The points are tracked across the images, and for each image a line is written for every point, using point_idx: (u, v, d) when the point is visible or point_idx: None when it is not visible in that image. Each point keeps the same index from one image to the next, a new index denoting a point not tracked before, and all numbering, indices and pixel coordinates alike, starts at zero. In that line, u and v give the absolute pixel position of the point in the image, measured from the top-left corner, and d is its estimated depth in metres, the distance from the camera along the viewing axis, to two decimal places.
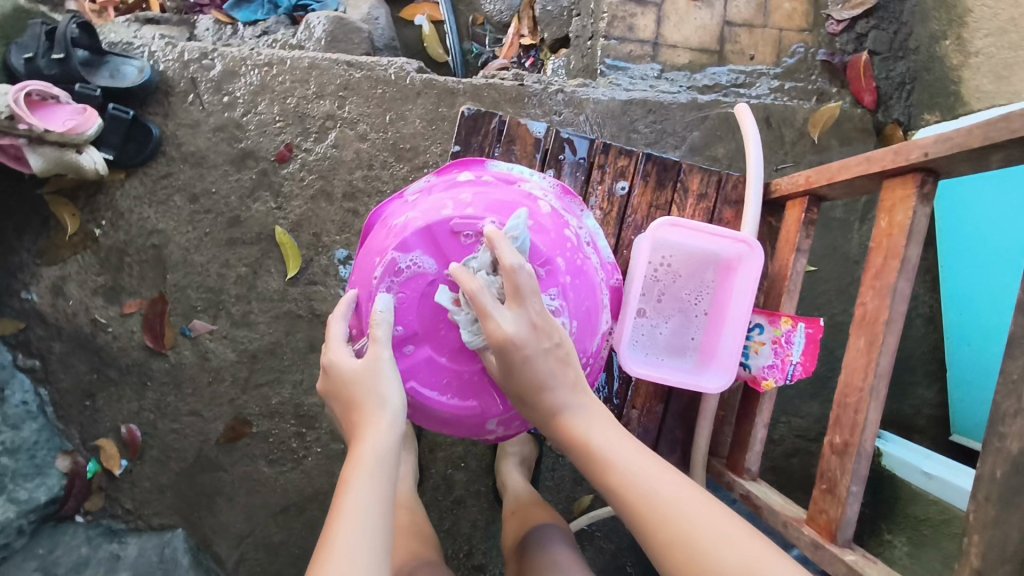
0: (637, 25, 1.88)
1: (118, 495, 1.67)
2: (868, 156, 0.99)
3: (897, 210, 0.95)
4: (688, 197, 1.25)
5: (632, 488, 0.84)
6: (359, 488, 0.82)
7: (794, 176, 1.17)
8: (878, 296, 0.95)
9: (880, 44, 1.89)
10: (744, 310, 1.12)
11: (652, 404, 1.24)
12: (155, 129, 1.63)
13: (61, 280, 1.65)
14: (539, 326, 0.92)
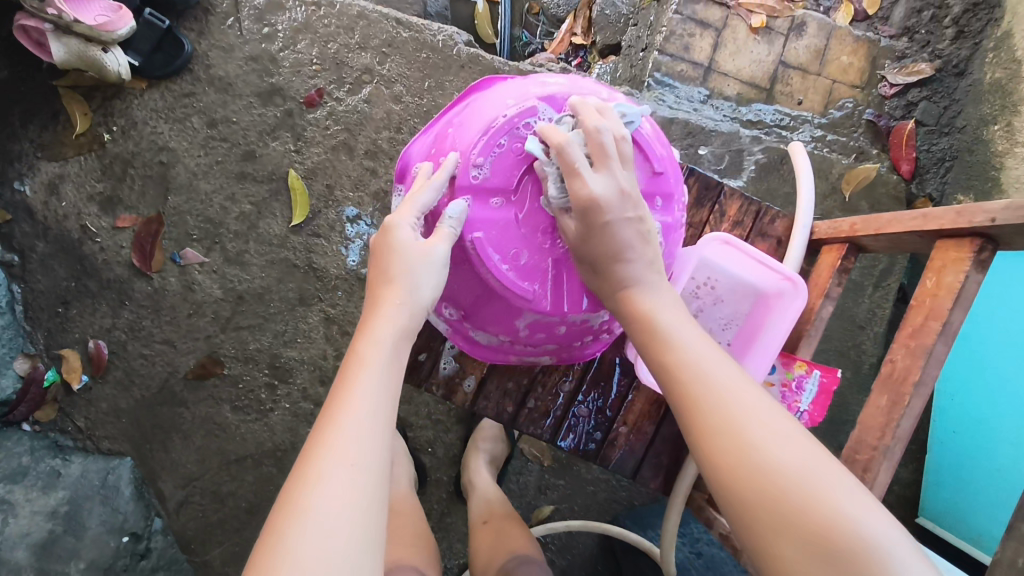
0: (693, 45, 1.84)
1: (71, 411, 1.61)
2: (924, 214, 0.95)
3: (946, 272, 0.91)
4: (723, 222, 1.14)
5: (690, 369, 0.81)
6: (364, 378, 0.79)
7: (835, 220, 1.12)
8: (909, 356, 0.91)
9: (928, 116, 1.88)
10: (772, 348, 1.03)
11: (643, 424, 1.15)
12: (188, 45, 1.56)
13: (58, 178, 1.58)
14: (626, 197, 0.87)
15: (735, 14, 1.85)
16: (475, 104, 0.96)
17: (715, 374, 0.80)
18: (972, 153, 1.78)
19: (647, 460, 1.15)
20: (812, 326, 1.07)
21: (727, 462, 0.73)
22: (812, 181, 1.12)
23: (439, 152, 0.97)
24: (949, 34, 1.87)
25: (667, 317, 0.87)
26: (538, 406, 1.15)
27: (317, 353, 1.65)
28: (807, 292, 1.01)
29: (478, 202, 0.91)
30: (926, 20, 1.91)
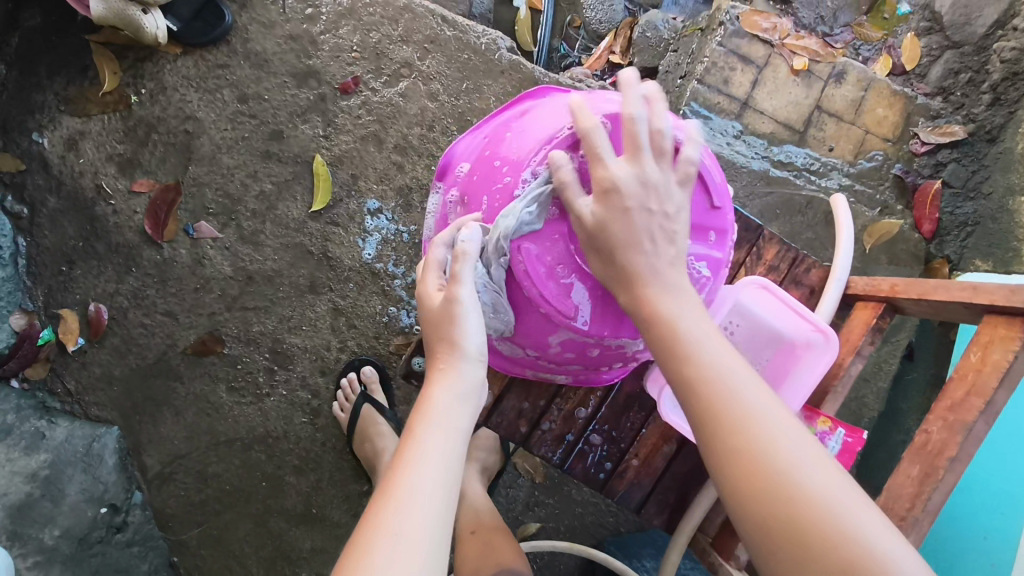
0: (732, 79, 1.84)
1: (63, 372, 1.57)
2: (975, 287, 0.96)
3: (992, 349, 0.91)
4: (759, 265, 1.16)
5: (715, 396, 0.75)
6: (424, 440, 0.81)
7: (872, 280, 1.14)
8: (946, 429, 0.91)
9: (956, 178, 1.88)
10: (796, 397, 1.02)
11: (654, 458, 1.16)
12: (228, 16, 1.54)
13: (79, 135, 1.55)
14: (653, 195, 0.80)
15: (778, 53, 1.85)
16: (536, 112, 0.93)
17: (745, 397, 0.75)
18: (995, 221, 1.80)
19: (654, 495, 1.16)
20: (840, 382, 1.07)
21: (754, 491, 0.70)
22: (853, 236, 1.12)
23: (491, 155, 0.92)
24: (985, 100, 1.84)
25: (688, 325, 0.79)
26: (552, 429, 1.16)
27: (321, 343, 1.62)
28: (836, 346, 1.01)
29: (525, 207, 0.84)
30: (963, 82, 1.90)
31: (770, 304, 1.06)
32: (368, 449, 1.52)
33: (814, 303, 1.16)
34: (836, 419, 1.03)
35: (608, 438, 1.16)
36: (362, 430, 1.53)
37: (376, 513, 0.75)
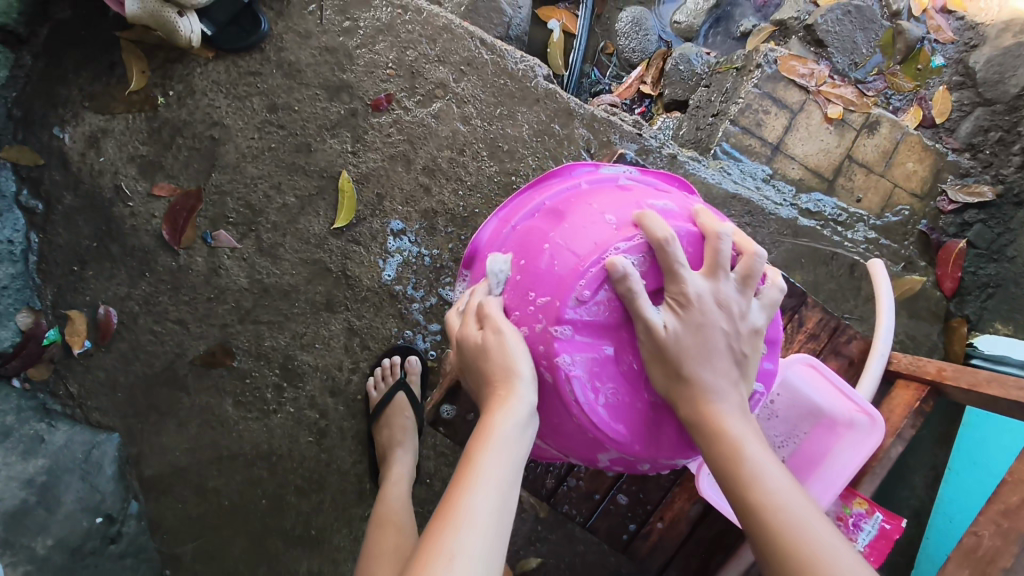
0: (766, 122, 1.82)
1: (66, 374, 1.52)
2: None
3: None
4: (800, 331, 1.23)
5: (778, 515, 0.79)
6: (482, 462, 0.79)
7: (917, 358, 1.23)
8: (1000, 536, 0.99)
9: (981, 240, 1.88)
10: (840, 476, 1.10)
11: (679, 522, 1.24)
12: (265, 24, 1.51)
13: (101, 133, 1.51)
14: (723, 311, 0.89)
15: (813, 99, 1.84)
16: (575, 216, 0.96)
17: (804, 519, 0.80)
18: (1018, 286, 1.79)
19: (679, 557, 1.25)
20: (879, 463, 1.15)
21: None
22: (895, 315, 1.21)
23: (530, 260, 0.96)
24: (1015, 161, 1.85)
25: (752, 448, 0.85)
26: (578, 486, 1.24)
27: (333, 362, 1.59)
28: (882, 430, 1.08)
29: (577, 332, 0.90)
30: (993, 141, 1.90)
31: (825, 386, 1.13)
32: (386, 437, 1.53)
33: (853, 373, 1.25)
34: (873, 501, 1.12)
35: (633, 499, 1.25)
36: (386, 420, 1.53)
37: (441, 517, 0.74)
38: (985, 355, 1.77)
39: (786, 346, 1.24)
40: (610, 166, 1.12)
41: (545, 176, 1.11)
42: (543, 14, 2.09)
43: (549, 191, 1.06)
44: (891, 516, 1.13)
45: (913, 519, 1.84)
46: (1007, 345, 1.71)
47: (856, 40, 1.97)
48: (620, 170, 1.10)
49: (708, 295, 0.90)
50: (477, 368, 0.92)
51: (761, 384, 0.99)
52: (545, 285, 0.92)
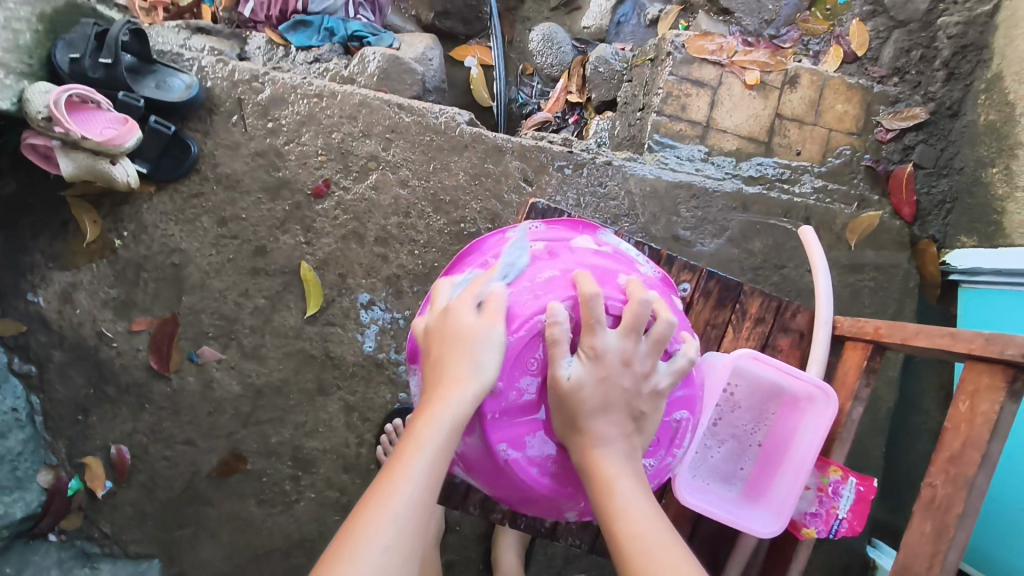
0: (690, 105, 1.87)
1: (97, 517, 1.60)
2: (953, 334, 1.08)
3: (979, 398, 1.03)
4: (745, 320, 1.32)
5: (635, 542, 0.86)
6: (413, 467, 0.84)
7: (858, 320, 1.29)
8: (951, 484, 1.02)
9: (926, 159, 1.90)
10: (807, 454, 1.19)
11: (679, 526, 1.31)
12: (194, 146, 1.58)
13: (71, 287, 1.58)
14: (612, 364, 0.96)
15: (729, 71, 1.88)
16: None
17: (658, 552, 0.84)
18: (972, 195, 1.82)
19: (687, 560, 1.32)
20: (844, 429, 1.22)
21: None
22: (830, 281, 1.30)
23: None
24: (939, 77, 1.90)
25: (626, 485, 0.93)
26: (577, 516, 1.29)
27: (339, 441, 1.65)
28: (834, 403, 1.18)
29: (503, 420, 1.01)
30: (916, 60, 1.92)
31: (773, 374, 1.20)
32: None
33: (805, 345, 1.33)
34: (847, 467, 1.18)
35: None
36: None
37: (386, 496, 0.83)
38: (959, 269, 1.82)
39: (735, 337, 1.32)
40: (516, 224, 1.16)
41: (458, 256, 1.17)
42: (457, 55, 2.17)
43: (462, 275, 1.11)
44: (865, 478, 1.19)
45: (934, 442, 1.85)
46: (973, 256, 1.77)
47: None
48: (522, 229, 1.13)
49: (610, 356, 0.96)
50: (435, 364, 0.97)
51: (685, 412, 1.08)
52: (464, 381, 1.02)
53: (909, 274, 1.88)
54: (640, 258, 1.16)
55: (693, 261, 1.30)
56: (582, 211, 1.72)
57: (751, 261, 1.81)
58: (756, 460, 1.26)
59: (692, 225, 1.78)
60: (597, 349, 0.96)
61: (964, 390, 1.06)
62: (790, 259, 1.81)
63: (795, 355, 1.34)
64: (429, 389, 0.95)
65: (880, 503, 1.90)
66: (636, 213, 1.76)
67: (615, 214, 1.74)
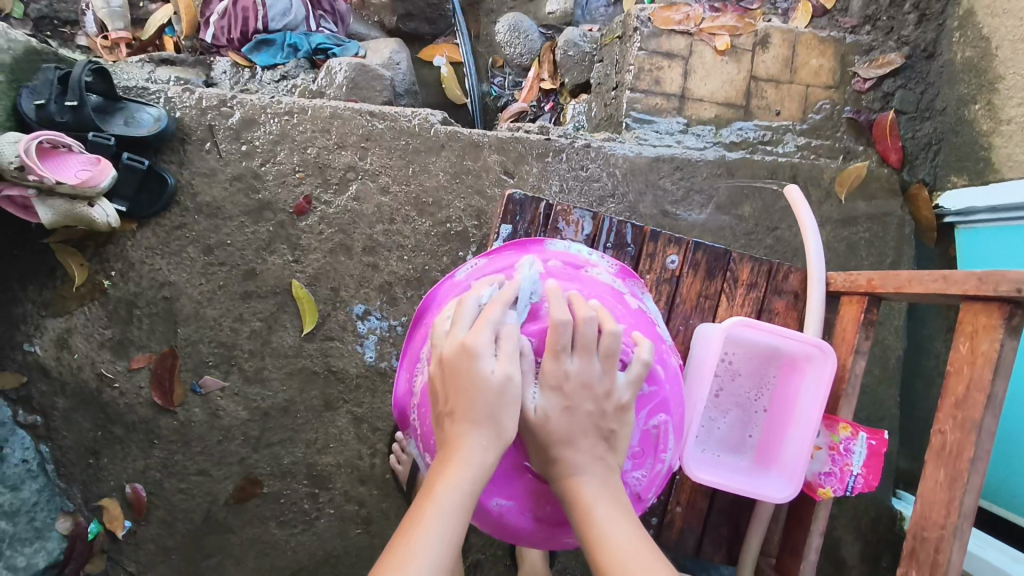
0: (663, 78, 1.85)
1: (121, 558, 1.59)
2: (946, 276, 1.06)
3: (979, 337, 1.02)
4: (738, 287, 1.31)
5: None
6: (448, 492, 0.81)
7: (851, 275, 1.28)
8: (960, 428, 1.01)
9: (906, 104, 1.89)
10: (813, 413, 1.18)
11: (696, 500, 1.30)
12: (170, 178, 1.57)
13: (66, 332, 1.57)
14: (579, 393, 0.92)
15: (698, 39, 1.86)
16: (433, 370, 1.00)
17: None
18: (957, 134, 1.80)
19: (709, 534, 1.32)
20: (848, 385, 1.21)
21: None
22: (819, 238, 1.30)
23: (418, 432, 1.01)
24: (910, 20, 1.88)
25: (603, 511, 0.88)
26: None
27: (352, 454, 1.64)
28: (832, 358, 1.17)
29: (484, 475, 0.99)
30: (885, 6, 1.90)
31: (767, 337, 1.18)
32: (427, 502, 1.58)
33: (801, 305, 1.33)
34: (855, 422, 1.17)
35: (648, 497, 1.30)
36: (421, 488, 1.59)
37: (417, 517, 0.79)
38: (954, 211, 1.80)
39: (729, 306, 1.31)
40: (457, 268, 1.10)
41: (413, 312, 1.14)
42: (425, 55, 2.15)
43: (423, 329, 1.05)
44: (875, 431, 1.17)
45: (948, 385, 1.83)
46: (967, 196, 1.75)
47: None
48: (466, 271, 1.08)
49: (574, 381, 0.92)
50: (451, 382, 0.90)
51: (661, 416, 1.03)
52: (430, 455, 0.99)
53: (904, 219, 1.84)
54: (594, 257, 1.12)
55: (678, 235, 1.29)
56: (566, 197, 1.71)
57: (743, 226, 1.77)
58: (763, 425, 1.26)
59: (679, 197, 1.76)
60: (562, 373, 0.92)
61: (963, 331, 1.05)
62: (782, 220, 1.78)
63: (792, 316, 1.34)
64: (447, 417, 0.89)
65: (901, 453, 1.89)
66: (621, 193, 1.74)
67: (599, 195, 1.72)
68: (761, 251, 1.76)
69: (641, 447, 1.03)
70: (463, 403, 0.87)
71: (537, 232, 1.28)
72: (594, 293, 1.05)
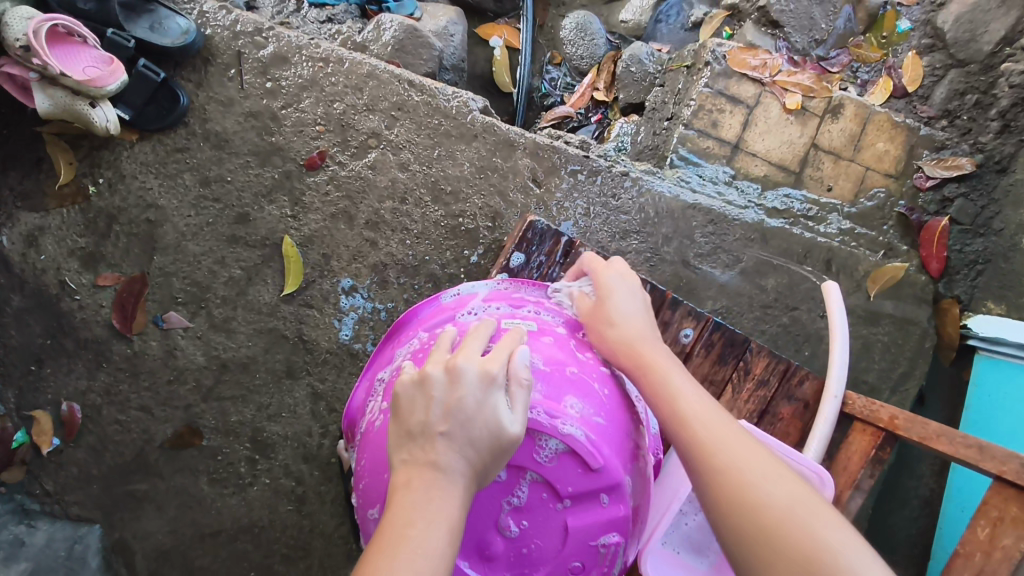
0: (722, 122, 1.75)
1: (41, 474, 1.49)
2: (983, 448, 1.03)
3: (1002, 528, 0.96)
4: (747, 380, 1.31)
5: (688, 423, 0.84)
6: (419, 542, 0.63)
7: (871, 402, 1.25)
8: None
9: (964, 215, 1.77)
10: None
11: None
12: (184, 98, 1.47)
13: (38, 231, 1.48)
14: (630, 303, 0.99)
15: (768, 91, 1.76)
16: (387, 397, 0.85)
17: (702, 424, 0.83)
18: (1008, 261, 1.69)
19: None
20: None
21: (728, 493, 0.77)
22: (847, 354, 1.24)
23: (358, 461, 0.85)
24: (992, 127, 1.73)
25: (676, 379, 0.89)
26: None
27: (302, 429, 1.55)
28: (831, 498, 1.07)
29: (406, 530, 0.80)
30: (969, 105, 1.77)
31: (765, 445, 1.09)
32: None
33: (809, 416, 1.30)
34: None
35: None
36: None
37: (371, 562, 0.62)
38: (980, 336, 1.69)
39: (733, 397, 1.30)
40: (463, 301, 1.00)
41: (393, 325, 1.04)
42: (483, 32, 2.03)
43: (393, 348, 0.97)
44: None
45: (925, 509, 1.75)
46: (998, 325, 1.64)
47: (813, 15, 1.87)
48: (468, 312, 0.96)
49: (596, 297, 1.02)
50: (420, 410, 0.69)
51: (614, 535, 0.82)
52: (364, 489, 0.80)
53: (927, 333, 1.74)
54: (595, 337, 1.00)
55: (699, 310, 1.31)
56: (590, 222, 1.61)
57: (764, 299, 1.67)
58: None
59: (704, 251, 1.65)
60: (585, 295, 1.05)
61: (985, 514, 0.99)
62: (803, 301, 1.67)
63: (796, 425, 1.30)
64: (412, 444, 0.68)
65: None
66: (647, 231, 1.63)
67: (624, 229, 1.62)
68: (773, 329, 1.66)
69: (582, 563, 0.81)
70: (444, 427, 0.67)
71: (551, 264, 1.35)
72: (577, 375, 0.87)
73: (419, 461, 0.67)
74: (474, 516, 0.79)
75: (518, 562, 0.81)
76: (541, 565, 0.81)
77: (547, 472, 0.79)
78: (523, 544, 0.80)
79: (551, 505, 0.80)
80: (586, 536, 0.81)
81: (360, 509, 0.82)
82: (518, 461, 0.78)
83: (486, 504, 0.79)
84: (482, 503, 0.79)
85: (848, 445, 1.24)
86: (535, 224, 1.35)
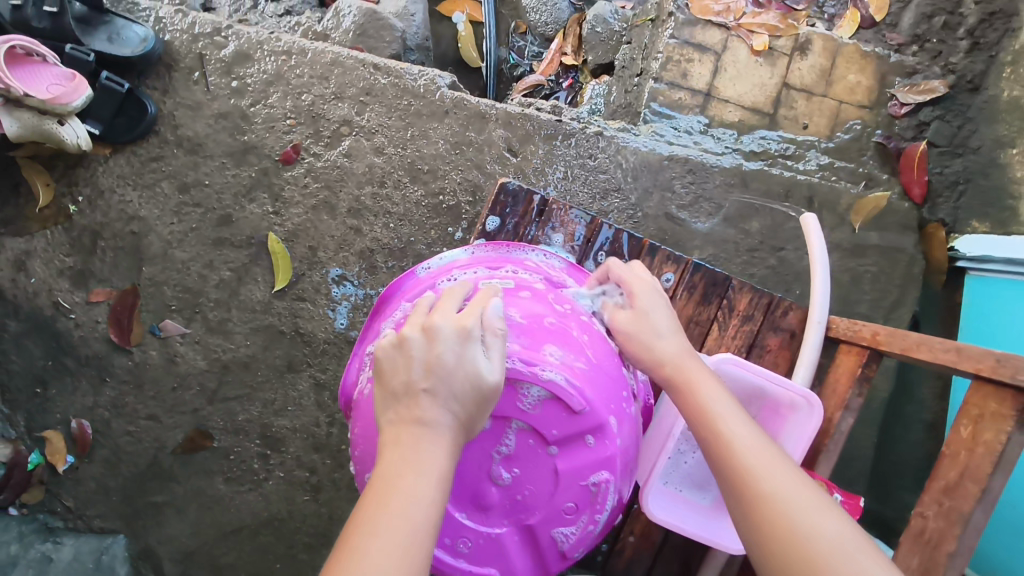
0: (691, 71, 1.74)
1: (60, 491, 1.52)
2: (959, 350, 1.04)
3: (983, 424, 0.98)
4: (733, 317, 1.32)
5: (734, 454, 0.80)
6: (410, 494, 0.65)
7: (854, 324, 1.27)
8: (944, 518, 0.99)
9: (941, 137, 1.77)
10: None
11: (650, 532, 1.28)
12: (151, 107, 1.48)
13: (25, 255, 1.49)
14: (667, 324, 0.94)
15: (735, 35, 1.75)
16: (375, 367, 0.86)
17: (741, 443, 0.81)
18: (988, 177, 1.70)
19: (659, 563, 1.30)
20: (831, 440, 1.20)
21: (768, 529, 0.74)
22: (827, 279, 1.26)
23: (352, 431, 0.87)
24: (962, 46, 1.75)
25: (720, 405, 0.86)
26: None
27: (309, 421, 1.56)
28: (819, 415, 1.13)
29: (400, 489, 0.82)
30: (938, 27, 1.76)
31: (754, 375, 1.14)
32: None
33: (796, 345, 1.32)
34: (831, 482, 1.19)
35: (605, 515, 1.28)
36: None
37: (366, 516, 0.64)
38: (967, 256, 1.70)
39: (720, 335, 1.32)
40: (443, 269, 1.01)
41: (378, 300, 1.06)
42: (444, 9, 2.02)
43: (379, 322, 0.99)
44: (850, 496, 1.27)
45: (927, 430, 1.77)
46: (985, 242, 1.65)
47: None
48: (447, 279, 0.97)
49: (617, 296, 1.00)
50: (401, 372, 0.71)
51: (604, 473, 0.84)
52: (360, 455, 0.83)
53: (914, 259, 1.74)
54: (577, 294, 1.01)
55: (678, 253, 1.32)
56: (570, 184, 1.61)
57: (749, 242, 1.68)
58: None
59: (686, 202, 1.66)
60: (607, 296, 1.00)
61: (967, 413, 1.01)
62: (790, 241, 1.68)
63: (784, 355, 1.33)
64: (397, 405, 0.70)
65: (869, 494, 1.82)
66: (627, 188, 1.64)
67: (604, 188, 1.63)
68: (761, 271, 1.67)
69: (575, 504, 0.84)
70: (426, 385, 0.69)
71: (525, 223, 1.36)
72: (556, 326, 0.88)
73: (405, 418, 0.69)
74: (466, 468, 0.83)
75: (514, 509, 0.84)
76: (536, 510, 0.84)
77: (531, 419, 0.81)
78: (517, 490, 0.84)
79: (540, 451, 0.83)
80: (576, 476, 0.84)
81: (358, 475, 0.84)
82: (503, 412, 0.81)
83: (476, 456, 0.83)
84: (472, 455, 0.82)
85: (836, 369, 1.27)
86: (508, 186, 1.36)
